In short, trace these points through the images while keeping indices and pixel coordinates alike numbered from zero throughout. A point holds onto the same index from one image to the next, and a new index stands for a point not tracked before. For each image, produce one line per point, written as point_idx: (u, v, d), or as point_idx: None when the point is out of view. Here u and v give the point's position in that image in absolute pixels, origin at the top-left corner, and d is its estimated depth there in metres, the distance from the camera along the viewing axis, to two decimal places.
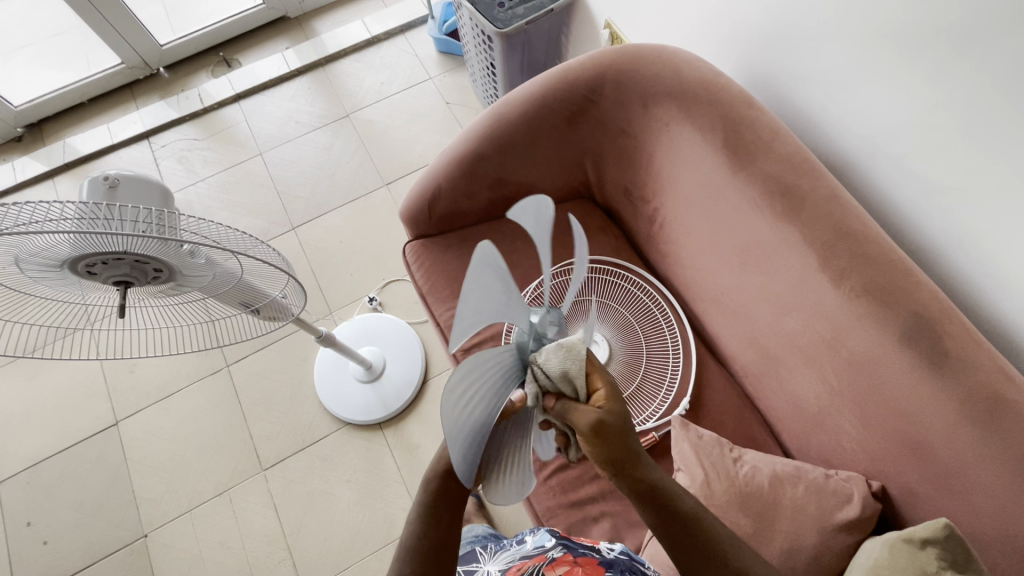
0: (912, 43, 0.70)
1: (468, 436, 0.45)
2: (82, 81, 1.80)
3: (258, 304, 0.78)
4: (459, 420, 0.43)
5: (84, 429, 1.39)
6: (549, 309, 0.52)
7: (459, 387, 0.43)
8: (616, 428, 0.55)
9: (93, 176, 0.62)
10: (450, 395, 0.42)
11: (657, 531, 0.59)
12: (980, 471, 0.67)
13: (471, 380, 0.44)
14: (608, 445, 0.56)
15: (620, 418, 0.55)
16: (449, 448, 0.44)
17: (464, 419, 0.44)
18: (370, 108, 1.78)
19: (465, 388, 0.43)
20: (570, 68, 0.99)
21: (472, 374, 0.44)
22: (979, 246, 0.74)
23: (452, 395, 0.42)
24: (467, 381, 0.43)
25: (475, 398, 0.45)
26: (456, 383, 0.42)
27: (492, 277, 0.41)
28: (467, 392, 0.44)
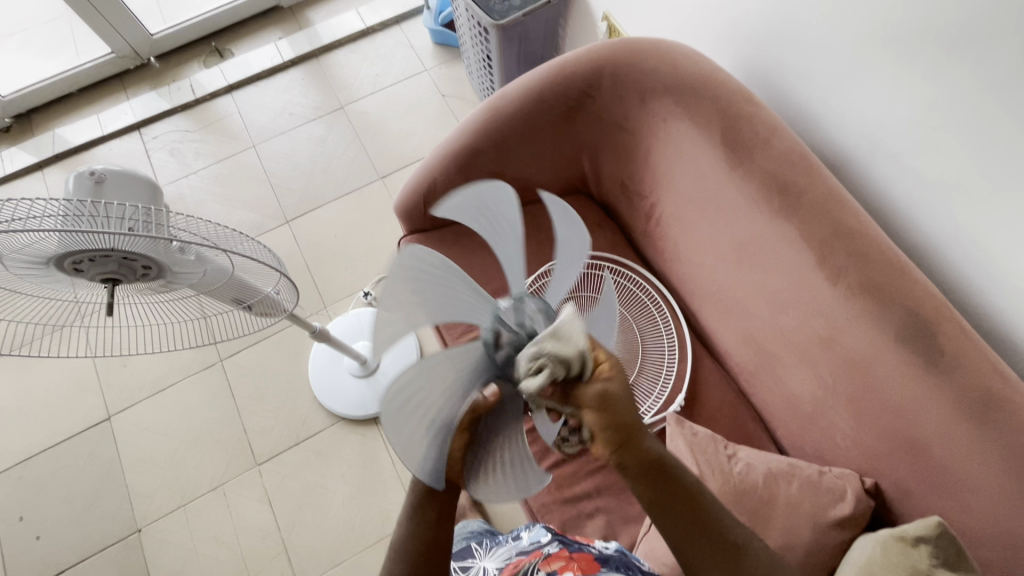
0: (911, 40, 0.70)
1: (417, 443, 0.47)
2: (71, 70, 1.77)
3: (251, 300, 0.77)
4: (406, 428, 0.46)
5: (76, 424, 1.38)
6: (522, 297, 0.51)
7: (399, 398, 0.45)
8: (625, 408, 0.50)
9: (80, 171, 0.61)
10: (389, 404, 0.44)
11: (665, 534, 0.58)
12: (974, 470, 0.67)
13: (415, 388, 0.45)
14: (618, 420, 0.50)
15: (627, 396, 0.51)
16: (402, 454, 0.47)
17: (410, 429, 0.46)
18: (364, 100, 1.76)
19: (407, 397, 0.45)
20: (567, 62, 0.98)
21: (414, 382, 0.45)
22: (977, 246, 0.74)
23: (390, 404, 0.44)
24: (407, 391, 0.45)
25: (424, 406, 0.46)
26: (393, 393, 0.44)
27: (411, 265, 0.44)
28: (414, 400, 0.46)
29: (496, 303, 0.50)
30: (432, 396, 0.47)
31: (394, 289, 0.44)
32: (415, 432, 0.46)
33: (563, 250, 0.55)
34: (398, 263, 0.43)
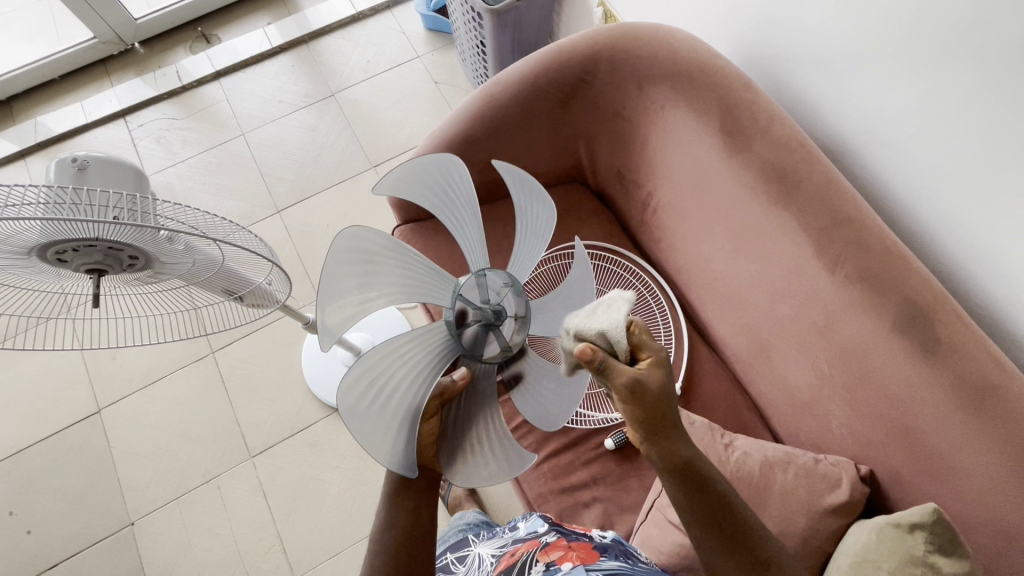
0: (914, 26, 0.69)
1: (383, 426, 0.51)
2: (53, 56, 1.72)
3: (242, 291, 0.76)
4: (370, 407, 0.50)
5: (66, 418, 1.36)
6: (479, 274, 0.59)
7: (360, 378, 0.50)
8: (658, 394, 0.56)
9: (62, 157, 0.59)
10: (349, 383, 0.49)
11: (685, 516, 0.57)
12: (968, 456, 0.68)
13: (375, 367, 0.51)
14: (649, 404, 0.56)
15: (664, 387, 0.56)
16: (363, 438, 0.49)
17: (373, 409, 0.50)
18: (356, 87, 1.73)
19: (368, 377, 0.50)
20: (564, 47, 0.96)
21: (374, 362, 0.51)
22: (975, 232, 0.74)
23: (352, 385, 0.49)
24: (367, 371, 0.50)
25: (386, 385, 0.52)
26: (353, 373, 0.49)
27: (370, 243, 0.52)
28: (375, 380, 0.51)
29: (458, 283, 0.59)
30: (393, 376, 0.53)
31: (338, 268, 0.49)
32: (380, 414, 0.51)
33: (522, 221, 0.63)
34: (345, 241, 0.49)
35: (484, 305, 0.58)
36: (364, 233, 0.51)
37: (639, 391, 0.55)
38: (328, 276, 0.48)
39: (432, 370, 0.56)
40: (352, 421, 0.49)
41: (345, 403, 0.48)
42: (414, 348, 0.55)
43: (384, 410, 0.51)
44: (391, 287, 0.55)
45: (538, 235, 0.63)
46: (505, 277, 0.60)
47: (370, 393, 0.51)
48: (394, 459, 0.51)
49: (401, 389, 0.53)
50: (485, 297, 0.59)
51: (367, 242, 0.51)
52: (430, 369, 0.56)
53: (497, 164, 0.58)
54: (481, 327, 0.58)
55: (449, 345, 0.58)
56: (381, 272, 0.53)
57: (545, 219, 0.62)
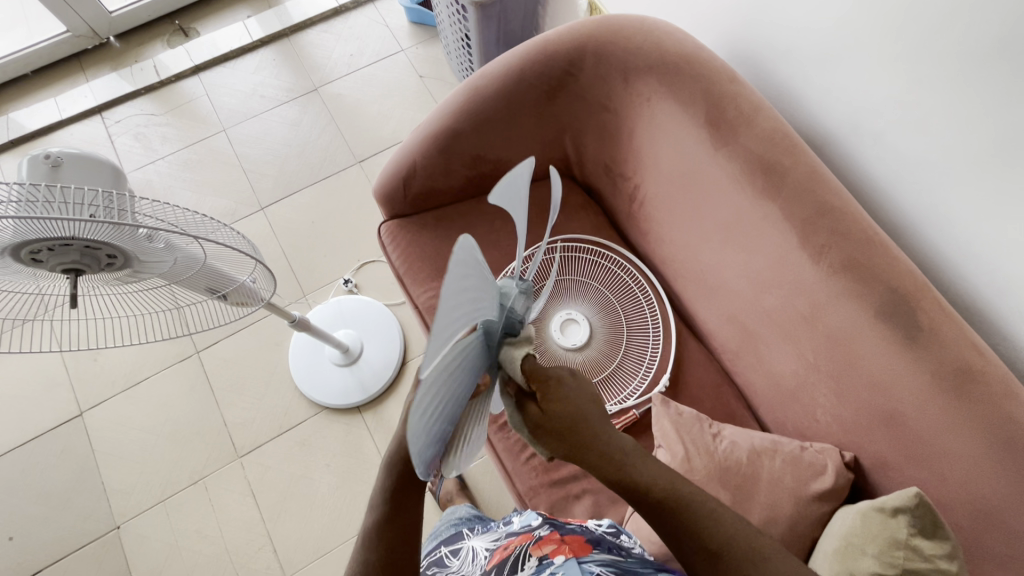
0: (894, 19, 0.69)
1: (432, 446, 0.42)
2: (24, 50, 1.67)
3: (226, 289, 0.75)
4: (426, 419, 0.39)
5: (47, 421, 1.33)
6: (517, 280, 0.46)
7: (419, 412, 0.38)
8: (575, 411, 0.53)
9: (34, 155, 0.57)
10: (411, 423, 0.37)
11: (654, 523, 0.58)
12: (949, 440, 0.70)
13: (434, 395, 0.38)
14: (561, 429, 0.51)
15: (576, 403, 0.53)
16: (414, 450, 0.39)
17: (427, 439, 0.40)
18: (339, 81, 1.70)
19: (425, 409, 0.38)
20: (549, 40, 0.95)
21: (431, 391, 0.38)
22: (953, 221, 0.75)
23: (412, 421, 0.38)
24: (425, 402, 0.38)
25: (439, 411, 0.40)
26: (414, 409, 0.37)
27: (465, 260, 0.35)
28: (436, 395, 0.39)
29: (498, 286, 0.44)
30: (445, 395, 0.40)
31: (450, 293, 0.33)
32: (427, 428, 0.40)
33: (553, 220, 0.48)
34: (453, 266, 0.32)
35: (512, 315, 0.45)
36: (465, 244, 0.34)
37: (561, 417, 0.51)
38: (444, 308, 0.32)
39: (470, 371, 0.44)
40: (416, 454, 0.39)
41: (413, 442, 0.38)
42: (461, 357, 0.41)
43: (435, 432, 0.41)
44: (472, 304, 0.38)
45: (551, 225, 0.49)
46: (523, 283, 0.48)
47: (428, 421, 0.39)
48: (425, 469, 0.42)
49: (449, 404, 0.41)
50: (513, 303, 0.45)
51: (468, 257, 0.35)
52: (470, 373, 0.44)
53: (555, 173, 0.44)
54: (501, 337, 0.46)
55: (480, 350, 0.44)
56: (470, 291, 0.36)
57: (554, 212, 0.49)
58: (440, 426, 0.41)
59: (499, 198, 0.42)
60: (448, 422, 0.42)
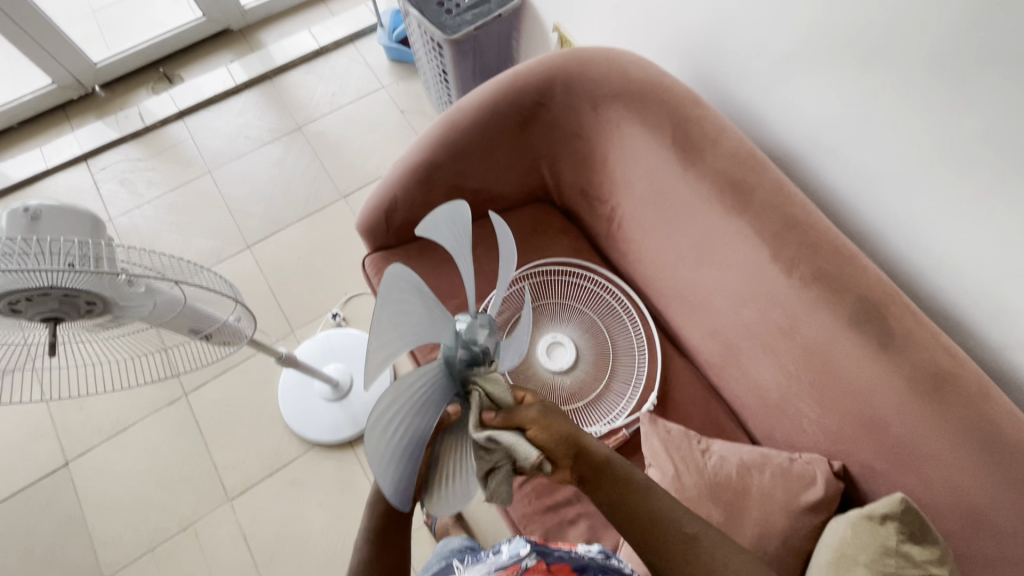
0: (841, 42, 0.74)
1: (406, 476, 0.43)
2: (9, 104, 1.69)
3: (208, 330, 0.75)
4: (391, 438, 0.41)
5: (31, 474, 1.30)
6: (476, 314, 0.49)
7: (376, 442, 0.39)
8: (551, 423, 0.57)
9: (13, 208, 0.57)
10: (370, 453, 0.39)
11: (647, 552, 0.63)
12: (932, 443, 0.70)
13: (386, 421, 0.40)
14: (553, 440, 0.57)
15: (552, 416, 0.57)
16: (380, 469, 0.40)
17: (395, 462, 0.41)
18: (322, 119, 1.74)
19: (386, 439, 0.40)
20: (520, 72, 0.99)
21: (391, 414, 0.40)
22: (913, 228, 0.78)
23: (373, 451, 0.39)
24: (380, 432, 0.40)
25: (401, 434, 0.41)
26: (367, 441, 0.39)
27: (406, 286, 0.41)
28: (396, 415, 0.41)
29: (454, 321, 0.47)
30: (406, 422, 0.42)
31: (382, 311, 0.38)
32: (396, 451, 0.41)
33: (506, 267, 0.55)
34: (384, 287, 0.38)
35: (473, 348, 0.48)
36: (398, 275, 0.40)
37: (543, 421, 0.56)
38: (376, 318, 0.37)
39: (435, 402, 0.45)
40: (383, 483, 0.41)
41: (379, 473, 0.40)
42: (409, 388, 0.42)
43: (404, 461, 0.42)
44: None
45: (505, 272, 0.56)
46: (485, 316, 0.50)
47: (391, 450, 0.41)
48: (401, 492, 0.43)
49: (410, 431, 0.42)
50: (472, 338, 0.48)
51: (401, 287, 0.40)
52: (436, 404, 0.45)
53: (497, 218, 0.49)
54: (466, 367, 0.48)
55: (440, 380, 0.46)
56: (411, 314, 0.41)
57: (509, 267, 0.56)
58: (408, 455, 0.42)
59: (427, 234, 0.50)
60: (418, 451, 0.43)
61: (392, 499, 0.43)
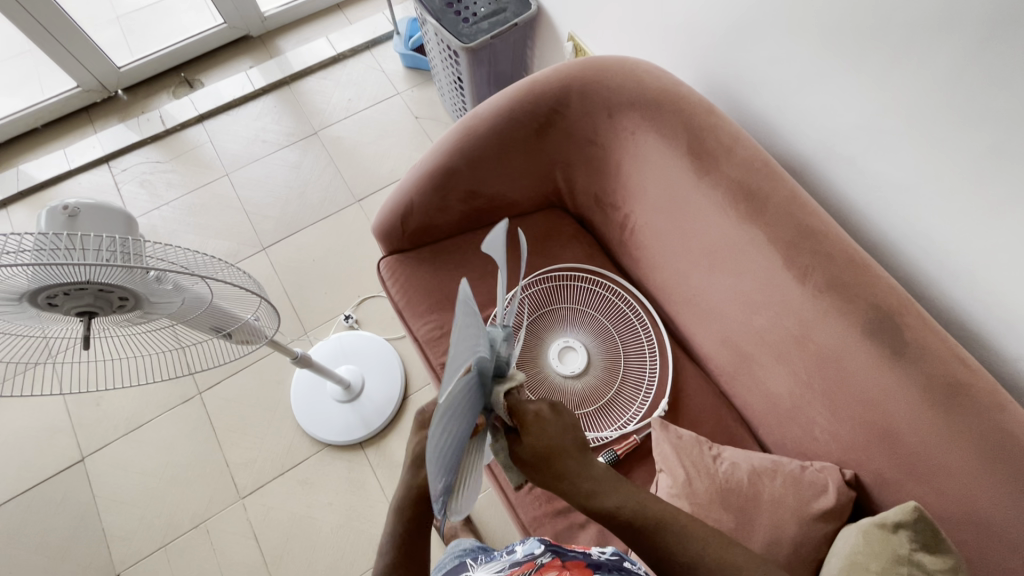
0: (857, 53, 0.74)
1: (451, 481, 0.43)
2: (35, 106, 1.73)
3: (230, 328, 0.77)
4: (445, 445, 0.40)
5: (48, 468, 1.32)
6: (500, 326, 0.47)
7: (436, 454, 0.39)
8: (546, 456, 0.55)
9: (52, 206, 0.60)
10: (429, 460, 0.38)
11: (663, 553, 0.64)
12: (946, 453, 0.70)
13: (446, 428, 0.39)
14: (547, 463, 0.56)
15: (550, 447, 0.55)
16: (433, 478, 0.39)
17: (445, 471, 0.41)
18: (338, 124, 1.77)
19: (443, 444, 0.40)
20: (537, 81, 1.00)
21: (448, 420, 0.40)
22: (927, 238, 0.79)
23: (432, 457, 0.39)
24: (440, 439, 0.39)
25: (453, 441, 0.41)
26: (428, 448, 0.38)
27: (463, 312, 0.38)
28: (451, 422, 0.40)
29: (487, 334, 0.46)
30: (456, 428, 0.42)
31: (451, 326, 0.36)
32: (447, 459, 0.41)
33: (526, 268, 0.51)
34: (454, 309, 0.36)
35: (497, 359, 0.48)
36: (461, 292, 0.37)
37: (529, 459, 0.55)
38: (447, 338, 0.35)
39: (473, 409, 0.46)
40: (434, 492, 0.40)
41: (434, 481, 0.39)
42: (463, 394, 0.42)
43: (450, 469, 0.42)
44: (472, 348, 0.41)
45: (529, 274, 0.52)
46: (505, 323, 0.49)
47: (443, 458, 0.40)
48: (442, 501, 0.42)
49: (460, 438, 0.43)
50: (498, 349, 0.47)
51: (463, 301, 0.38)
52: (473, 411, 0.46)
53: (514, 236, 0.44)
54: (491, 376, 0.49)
55: (475, 388, 0.46)
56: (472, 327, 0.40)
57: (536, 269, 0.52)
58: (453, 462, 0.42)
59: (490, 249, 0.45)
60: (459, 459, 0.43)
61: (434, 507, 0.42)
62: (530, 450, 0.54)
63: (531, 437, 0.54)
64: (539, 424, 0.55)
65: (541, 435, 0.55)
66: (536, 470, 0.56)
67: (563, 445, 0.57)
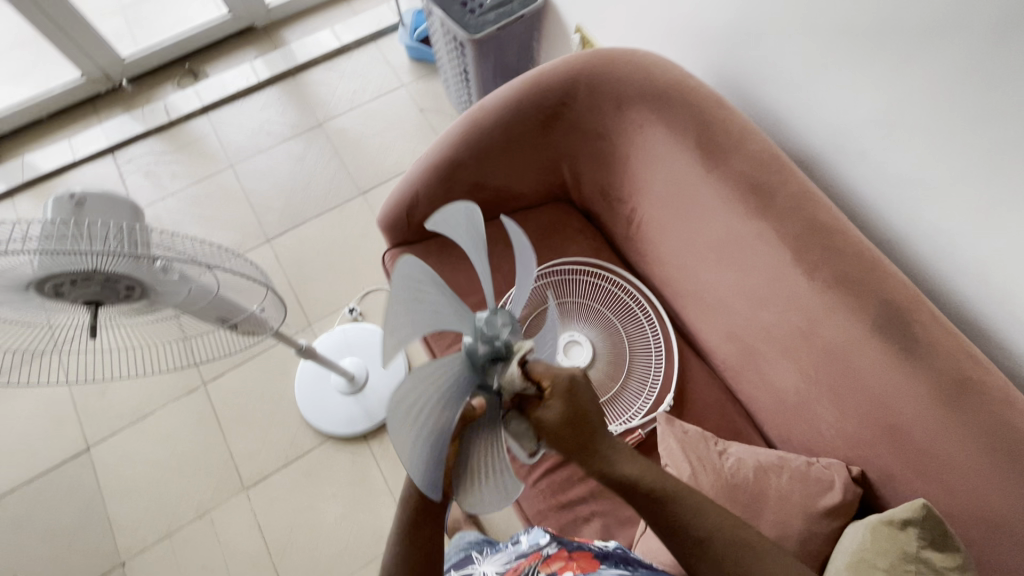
0: (870, 45, 0.73)
1: (434, 461, 0.49)
2: (40, 96, 1.73)
3: (236, 318, 0.77)
4: (411, 427, 0.46)
5: (54, 458, 1.33)
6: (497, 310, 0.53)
7: (402, 435, 0.45)
8: (570, 424, 0.53)
9: (58, 194, 0.59)
10: (394, 440, 0.45)
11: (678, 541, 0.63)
12: (954, 450, 0.70)
13: (409, 413, 0.45)
14: (571, 433, 0.53)
15: (575, 415, 0.53)
16: (404, 455, 0.46)
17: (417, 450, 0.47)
18: (343, 116, 1.76)
19: (409, 428, 0.45)
20: (544, 73, 0.99)
21: (412, 405, 0.45)
22: (938, 235, 0.78)
23: (397, 438, 0.45)
24: (403, 421, 0.45)
25: (423, 425, 0.47)
26: (391, 429, 0.44)
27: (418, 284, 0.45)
28: (417, 406, 0.46)
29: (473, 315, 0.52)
30: (428, 414, 0.47)
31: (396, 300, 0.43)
32: (418, 441, 0.47)
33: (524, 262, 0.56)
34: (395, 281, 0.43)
35: (492, 342, 0.51)
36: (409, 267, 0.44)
37: (553, 428, 0.52)
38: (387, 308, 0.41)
39: (458, 394, 0.50)
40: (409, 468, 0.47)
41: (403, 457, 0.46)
42: (430, 382, 0.47)
43: (425, 451, 0.47)
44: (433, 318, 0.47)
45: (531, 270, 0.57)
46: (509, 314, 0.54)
47: (413, 439, 0.46)
48: (428, 477, 0.49)
49: (437, 424, 0.48)
50: (492, 331, 0.52)
51: (416, 278, 0.45)
52: (460, 396, 0.50)
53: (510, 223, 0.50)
54: (489, 360, 0.52)
55: (464, 374, 0.50)
56: (425, 305, 0.46)
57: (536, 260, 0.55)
58: (430, 445, 0.48)
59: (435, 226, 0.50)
60: (439, 444, 0.48)
61: (421, 483, 0.49)
62: (554, 418, 0.52)
63: (556, 403, 0.51)
64: (567, 392, 0.52)
65: (567, 404, 0.52)
66: (560, 441, 0.53)
67: (589, 416, 0.54)
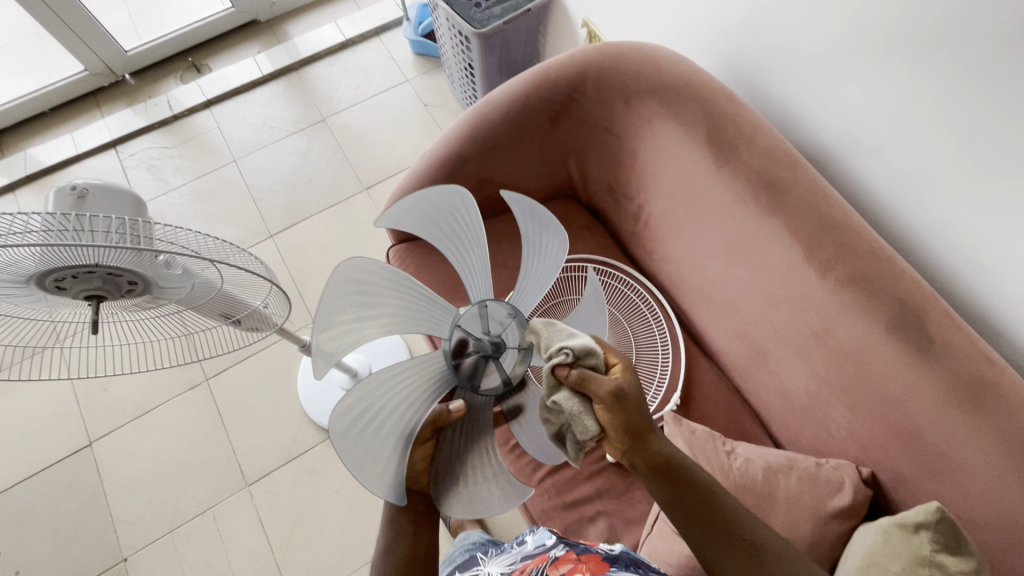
0: (886, 40, 0.72)
1: (394, 464, 0.55)
2: (43, 89, 1.72)
3: (239, 315, 0.76)
4: (366, 424, 0.53)
5: (56, 453, 1.33)
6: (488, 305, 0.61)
7: (352, 432, 0.52)
8: (633, 398, 0.59)
9: (61, 186, 0.59)
10: (338, 437, 0.51)
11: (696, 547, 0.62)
12: (970, 452, 0.69)
13: (362, 409, 0.53)
14: (629, 407, 0.59)
15: (636, 391, 0.60)
16: (351, 457, 0.51)
17: (373, 448, 0.53)
18: (346, 111, 1.75)
19: (362, 424, 0.53)
20: (552, 66, 0.98)
21: (368, 403, 0.53)
22: (952, 234, 0.77)
23: (338, 437, 0.51)
24: (353, 419, 0.52)
25: (379, 423, 0.54)
26: (337, 427, 0.51)
27: (369, 276, 0.54)
28: (374, 405, 0.54)
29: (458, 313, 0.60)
30: (385, 414, 0.55)
31: (337, 292, 0.51)
32: (376, 439, 0.53)
33: (530, 251, 0.67)
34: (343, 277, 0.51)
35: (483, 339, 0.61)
36: (358, 264, 0.52)
37: (617, 398, 0.58)
38: (325, 300, 0.50)
39: (430, 397, 0.59)
40: (358, 470, 0.52)
41: (349, 457, 0.51)
42: (385, 384, 0.55)
43: (381, 450, 0.54)
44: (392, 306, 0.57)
45: (545, 267, 0.68)
46: (509, 308, 0.63)
47: (363, 438, 0.52)
48: (389, 479, 0.54)
49: (398, 425, 0.55)
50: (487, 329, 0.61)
51: (366, 273, 0.53)
52: (430, 398, 0.58)
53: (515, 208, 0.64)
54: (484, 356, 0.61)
55: (441, 377, 0.60)
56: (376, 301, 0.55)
57: (551, 250, 0.67)
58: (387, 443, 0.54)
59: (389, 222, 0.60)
60: (400, 445, 0.55)
61: (384, 490, 0.54)
62: (617, 387, 0.58)
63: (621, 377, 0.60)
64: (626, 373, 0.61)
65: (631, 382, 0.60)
66: (618, 413, 0.59)
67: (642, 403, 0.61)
